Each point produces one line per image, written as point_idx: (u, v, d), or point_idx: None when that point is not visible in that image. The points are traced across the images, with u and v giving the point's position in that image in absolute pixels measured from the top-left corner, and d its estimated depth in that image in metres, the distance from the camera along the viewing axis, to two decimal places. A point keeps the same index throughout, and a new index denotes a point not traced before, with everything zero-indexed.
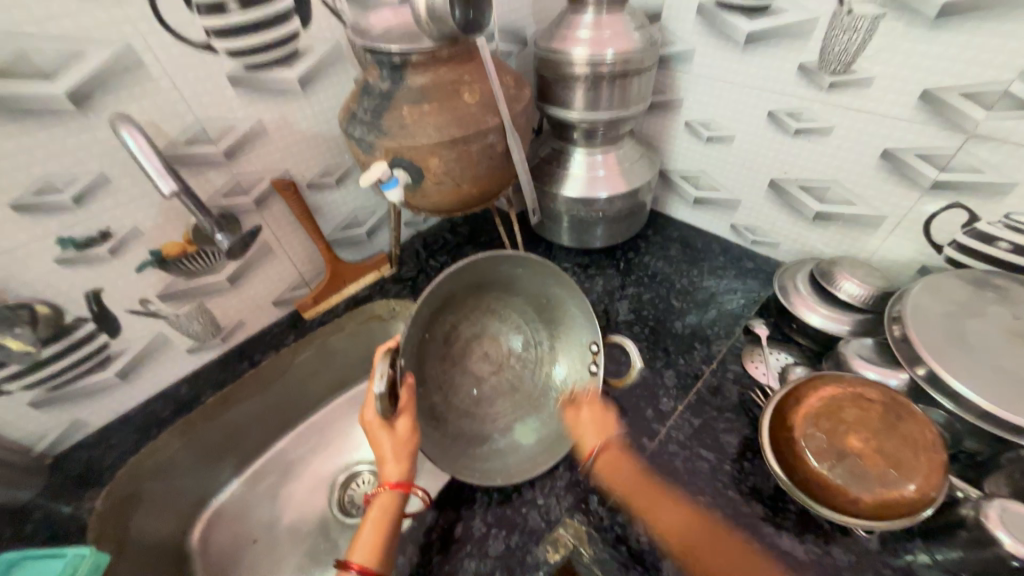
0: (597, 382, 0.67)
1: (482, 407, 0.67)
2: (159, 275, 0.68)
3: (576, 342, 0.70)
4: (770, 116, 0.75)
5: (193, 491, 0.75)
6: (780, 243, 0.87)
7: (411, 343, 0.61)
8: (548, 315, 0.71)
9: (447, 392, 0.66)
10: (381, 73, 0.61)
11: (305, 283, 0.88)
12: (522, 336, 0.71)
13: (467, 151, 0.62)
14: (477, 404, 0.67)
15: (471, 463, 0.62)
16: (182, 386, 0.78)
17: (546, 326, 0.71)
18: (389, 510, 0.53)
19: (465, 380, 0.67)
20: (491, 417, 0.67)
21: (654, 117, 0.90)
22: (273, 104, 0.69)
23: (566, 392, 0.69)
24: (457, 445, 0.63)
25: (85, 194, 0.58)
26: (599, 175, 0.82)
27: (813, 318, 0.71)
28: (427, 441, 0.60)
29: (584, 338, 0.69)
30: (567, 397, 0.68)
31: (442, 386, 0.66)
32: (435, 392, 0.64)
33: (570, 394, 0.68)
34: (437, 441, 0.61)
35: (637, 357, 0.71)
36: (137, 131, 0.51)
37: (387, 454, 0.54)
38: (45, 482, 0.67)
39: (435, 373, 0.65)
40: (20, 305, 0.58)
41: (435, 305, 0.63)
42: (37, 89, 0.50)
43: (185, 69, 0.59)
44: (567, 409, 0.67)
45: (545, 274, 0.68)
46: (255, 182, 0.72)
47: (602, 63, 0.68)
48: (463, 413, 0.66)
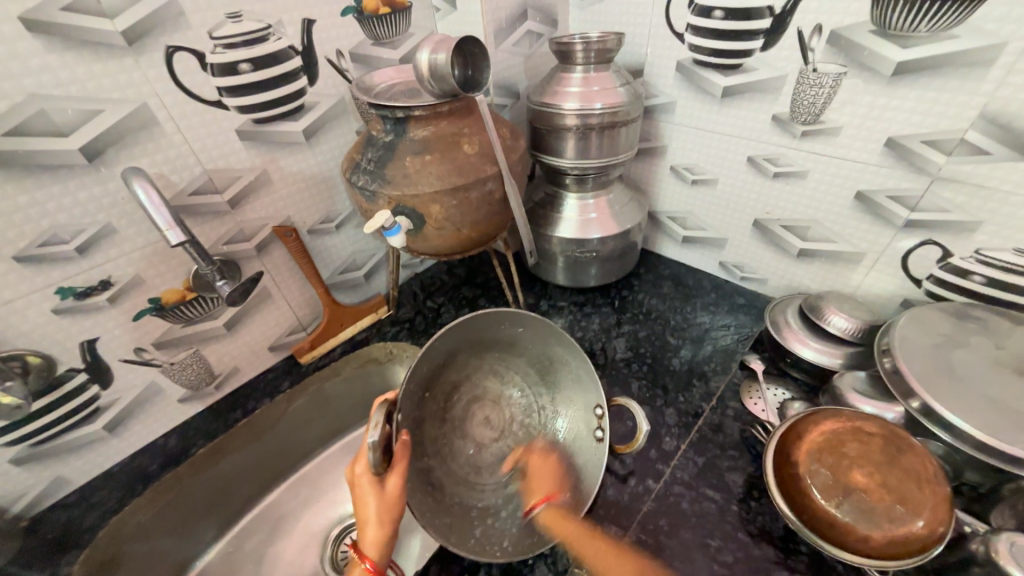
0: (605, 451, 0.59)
1: (481, 478, 0.61)
2: (156, 323, 0.68)
3: (585, 407, 0.63)
4: (750, 161, 0.80)
5: (173, 555, 0.68)
6: (767, 279, 0.90)
7: (411, 401, 0.57)
8: (555, 377, 0.66)
9: (445, 457, 0.61)
10: (384, 127, 0.64)
11: (302, 327, 0.88)
12: (525, 398, 0.66)
13: (467, 198, 0.64)
14: (476, 475, 0.61)
15: (468, 540, 0.56)
16: (172, 438, 0.76)
17: (552, 389, 0.66)
18: None
19: (464, 444, 0.63)
20: (491, 490, 0.61)
21: (641, 163, 0.96)
22: (279, 155, 0.72)
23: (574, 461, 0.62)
24: (454, 518, 0.57)
25: (89, 245, 0.58)
26: (591, 218, 0.85)
27: (806, 352, 0.72)
28: (420, 506, 0.54)
29: (592, 401, 0.63)
30: (577, 466, 0.61)
31: (441, 451, 0.61)
32: (432, 456, 0.59)
33: (579, 462, 0.61)
34: (431, 512, 0.55)
35: (642, 427, 0.58)
36: (147, 184, 0.53)
37: (369, 516, 0.49)
38: (19, 547, 0.63)
39: (433, 435, 0.61)
40: (12, 357, 0.57)
41: (433, 363, 0.59)
42: (53, 146, 0.52)
43: (197, 125, 0.62)
44: (575, 479, 0.60)
45: (548, 333, 0.64)
46: (257, 229, 0.73)
47: (591, 115, 0.72)
48: (461, 481, 0.60)
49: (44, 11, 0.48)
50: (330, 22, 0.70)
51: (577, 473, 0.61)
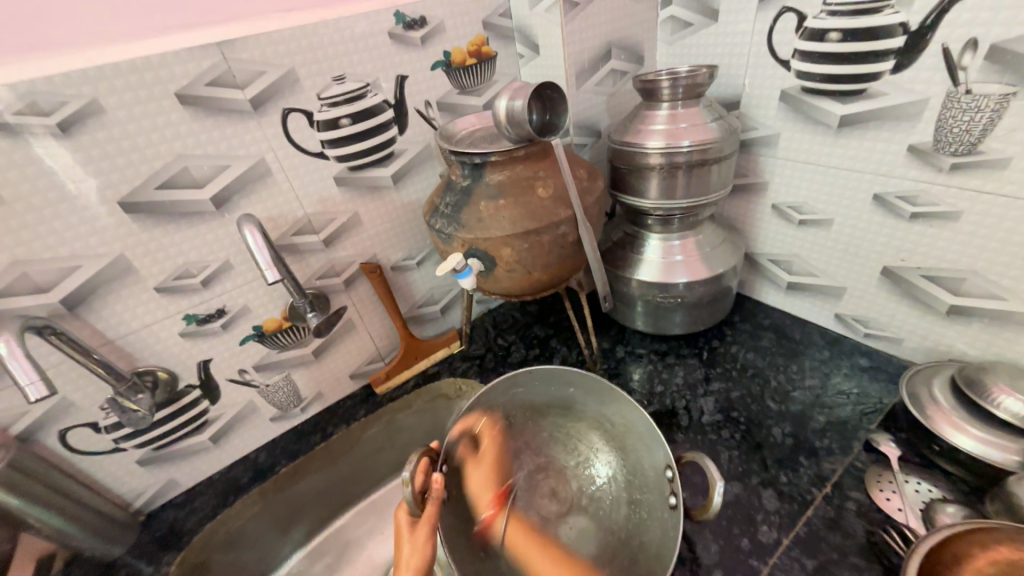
0: (678, 520, 0.52)
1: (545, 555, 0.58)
2: (257, 348, 0.76)
3: (654, 471, 0.58)
4: (877, 199, 0.68)
5: (253, 565, 0.73)
6: (902, 339, 0.74)
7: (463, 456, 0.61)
8: (619, 441, 0.64)
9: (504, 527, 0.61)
10: (463, 171, 0.66)
11: (380, 357, 0.92)
12: (595, 468, 0.64)
13: (539, 242, 0.63)
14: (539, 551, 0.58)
15: None
16: (261, 454, 0.83)
17: (622, 456, 0.63)
18: None
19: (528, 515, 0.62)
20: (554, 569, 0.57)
21: (737, 200, 0.86)
22: (369, 198, 0.77)
23: (652, 533, 0.55)
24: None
25: (211, 279, 0.67)
26: (676, 261, 0.78)
27: (962, 440, 0.57)
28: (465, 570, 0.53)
29: (659, 462, 0.57)
30: (652, 541, 0.54)
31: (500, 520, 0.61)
32: (489, 524, 0.61)
33: (657, 537, 0.54)
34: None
35: (715, 483, 0.49)
36: (255, 229, 0.59)
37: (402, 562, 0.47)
38: (135, 539, 0.72)
39: (492, 502, 0.62)
40: (146, 372, 0.67)
41: (487, 423, 0.63)
42: (190, 196, 0.61)
43: (302, 174, 0.69)
44: (651, 558, 0.53)
45: (600, 390, 0.64)
46: (346, 265, 0.79)
47: (677, 154, 0.67)
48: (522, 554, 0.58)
49: (194, 87, 0.58)
50: (422, 76, 0.75)
51: (657, 546, 0.53)
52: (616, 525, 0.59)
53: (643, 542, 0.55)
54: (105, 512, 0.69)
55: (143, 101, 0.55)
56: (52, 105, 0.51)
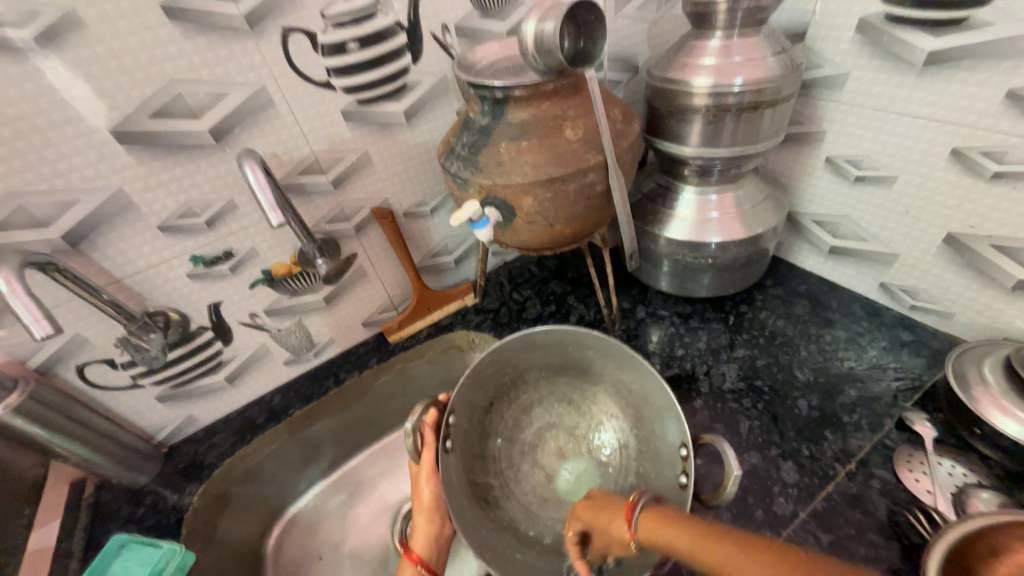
0: (687, 501, 0.50)
1: (545, 508, 0.60)
2: (268, 292, 0.74)
3: (667, 448, 0.56)
4: (955, 154, 0.59)
5: (273, 498, 0.76)
6: (954, 313, 0.68)
7: (472, 410, 0.61)
8: (636, 412, 0.61)
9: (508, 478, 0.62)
10: (482, 108, 0.59)
11: (393, 307, 0.90)
12: (607, 432, 0.63)
13: (563, 191, 0.57)
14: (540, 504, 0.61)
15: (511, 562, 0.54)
16: (277, 395, 0.84)
17: (635, 425, 0.61)
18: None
19: (535, 470, 0.63)
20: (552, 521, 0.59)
21: (785, 152, 0.77)
22: (380, 136, 0.71)
23: None
24: (511, 544, 0.56)
25: (215, 219, 0.64)
26: (711, 218, 0.71)
27: (1006, 424, 0.52)
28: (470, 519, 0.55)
29: (676, 439, 0.54)
30: None
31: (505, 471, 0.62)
32: (495, 474, 0.62)
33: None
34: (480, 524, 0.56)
35: (730, 471, 0.46)
36: (257, 167, 0.54)
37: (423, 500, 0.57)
38: (160, 469, 0.75)
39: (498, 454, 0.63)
40: (157, 312, 0.66)
41: (499, 381, 0.63)
42: (187, 127, 0.57)
43: (307, 107, 0.63)
44: None
45: (619, 359, 0.60)
46: (357, 210, 0.75)
47: (727, 94, 0.59)
48: (522, 504, 0.61)
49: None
50: None
51: None
52: (620, 489, 0.60)
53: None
54: (129, 443, 0.71)
55: (127, 15, 0.49)
56: (26, 15, 0.45)
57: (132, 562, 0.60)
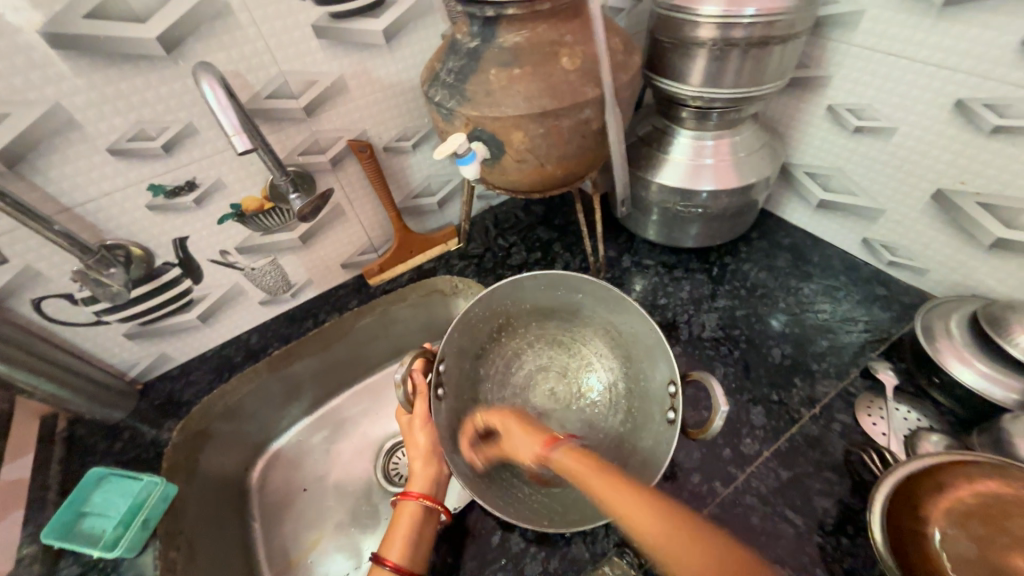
0: (674, 435, 0.52)
1: None
2: (238, 229, 0.70)
3: (656, 385, 0.58)
4: (958, 106, 0.57)
5: (254, 434, 0.77)
6: (929, 270, 0.70)
7: (463, 356, 0.61)
8: (625, 351, 0.62)
9: None
10: (471, 29, 0.54)
11: (373, 249, 0.87)
12: (595, 375, 0.64)
13: (556, 127, 0.53)
14: None
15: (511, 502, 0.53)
16: (254, 336, 0.82)
17: (624, 364, 0.62)
18: (414, 523, 0.53)
19: (527, 410, 0.64)
20: None
21: (787, 98, 0.74)
22: (356, 58, 0.64)
23: (643, 440, 0.57)
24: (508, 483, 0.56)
25: (174, 144, 0.58)
26: (705, 165, 0.69)
27: (964, 374, 0.56)
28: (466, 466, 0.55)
29: (664, 375, 0.56)
30: (642, 447, 0.56)
31: (497, 413, 0.63)
32: None
33: (647, 442, 0.56)
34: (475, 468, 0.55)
35: (716, 407, 0.48)
36: (216, 83, 0.48)
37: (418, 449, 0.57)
38: (135, 405, 0.74)
39: (491, 397, 0.64)
40: (118, 246, 0.61)
41: (490, 325, 0.63)
42: (131, 33, 0.50)
43: (272, 17, 0.56)
44: (639, 461, 0.55)
45: (608, 299, 0.61)
46: (332, 141, 0.69)
47: (736, 27, 0.54)
48: None
49: None
50: None
51: (647, 452, 0.55)
52: (609, 427, 0.61)
53: (635, 447, 0.57)
54: (99, 379, 0.69)
55: None
56: None
57: (111, 493, 0.60)
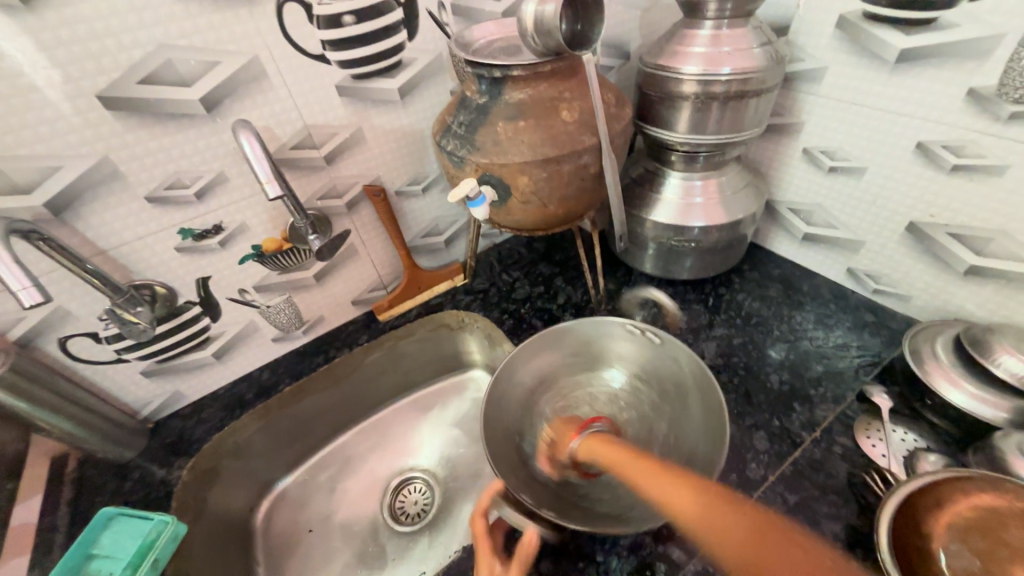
0: (714, 393, 0.57)
1: None
2: (257, 268, 0.73)
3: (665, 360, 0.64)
4: (920, 148, 0.63)
5: (260, 473, 0.77)
6: (911, 297, 0.74)
7: (498, 437, 0.61)
8: (621, 353, 0.69)
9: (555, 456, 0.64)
10: (479, 87, 0.60)
11: (383, 286, 0.90)
12: (615, 391, 0.69)
13: (558, 171, 0.59)
14: None
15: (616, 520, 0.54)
16: (266, 372, 0.84)
17: (631, 364, 0.68)
18: None
19: None
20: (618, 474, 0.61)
21: (766, 141, 0.81)
22: (373, 112, 0.71)
23: (693, 415, 0.60)
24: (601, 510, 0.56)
25: (205, 191, 0.63)
26: (695, 203, 0.75)
27: (955, 395, 0.58)
28: (565, 517, 0.54)
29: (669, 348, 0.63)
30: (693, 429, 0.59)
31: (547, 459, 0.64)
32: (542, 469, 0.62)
33: (696, 418, 0.59)
34: (571, 513, 0.55)
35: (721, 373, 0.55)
36: (252, 137, 0.54)
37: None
38: (146, 444, 0.74)
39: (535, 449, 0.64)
40: (144, 286, 0.65)
41: (503, 392, 0.64)
42: (177, 95, 0.55)
43: (302, 80, 0.63)
44: (700, 433, 0.58)
45: (593, 316, 0.67)
46: (349, 186, 0.75)
47: (715, 82, 0.61)
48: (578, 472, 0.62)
49: None
50: None
51: (702, 420, 0.58)
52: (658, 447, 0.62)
53: (690, 455, 0.58)
54: (114, 418, 0.70)
55: None
56: None
57: (121, 534, 0.60)
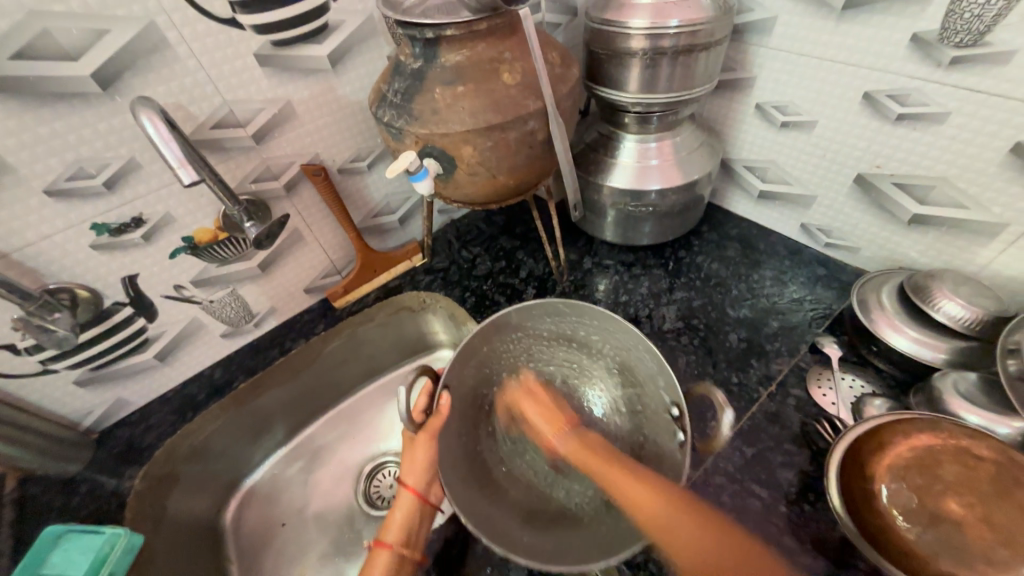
0: (666, 373, 0.55)
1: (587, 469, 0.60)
2: (192, 262, 0.68)
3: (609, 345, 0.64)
4: (867, 98, 0.63)
5: (224, 474, 0.74)
6: (860, 248, 0.76)
7: (468, 478, 0.58)
8: (569, 348, 0.68)
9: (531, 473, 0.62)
10: (413, 50, 0.55)
11: (336, 271, 0.86)
12: (574, 390, 0.67)
13: (505, 139, 0.55)
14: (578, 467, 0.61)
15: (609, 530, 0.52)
16: (217, 370, 0.79)
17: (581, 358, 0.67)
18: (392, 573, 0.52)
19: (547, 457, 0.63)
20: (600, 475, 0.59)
21: (719, 99, 0.80)
22: (302, 83, 0.65)
23: (650, 393, 0.59)
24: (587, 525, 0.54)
25: (116, 180, 0.57)
26: (651, 166, 0.73)
27: (900, 341, 0.61)
28: (555, 547, 0.51)
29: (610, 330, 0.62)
30: (653, 411, 0.59)
31: (524, 479, 0.61)
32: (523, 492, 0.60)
33: (654, 398, 0.59)
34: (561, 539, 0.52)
35: (722, 414, 0.51)
36: (156, 117, 0.48)
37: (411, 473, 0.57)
38: (91, 456, 0.70)
39: (510, 471, 0.62)
40: (61, 290, 0.59)
41: (459, 428, 0.61)
42: (62, 71, 0.49)
43: (213, 48, 0.56)
44: (659, 410, 0.57)
45: (532, 319, 0.65)
46: (284, 167, 0.69)
47: (663, 37, 0.58)
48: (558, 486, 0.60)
49: None
50: None
51: (659, 396, 0.57)
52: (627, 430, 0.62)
53: (653, 425, 0.58)
54: (49, 432, 0.66)
55: None
56: None
57: (73, 551, 0.56)
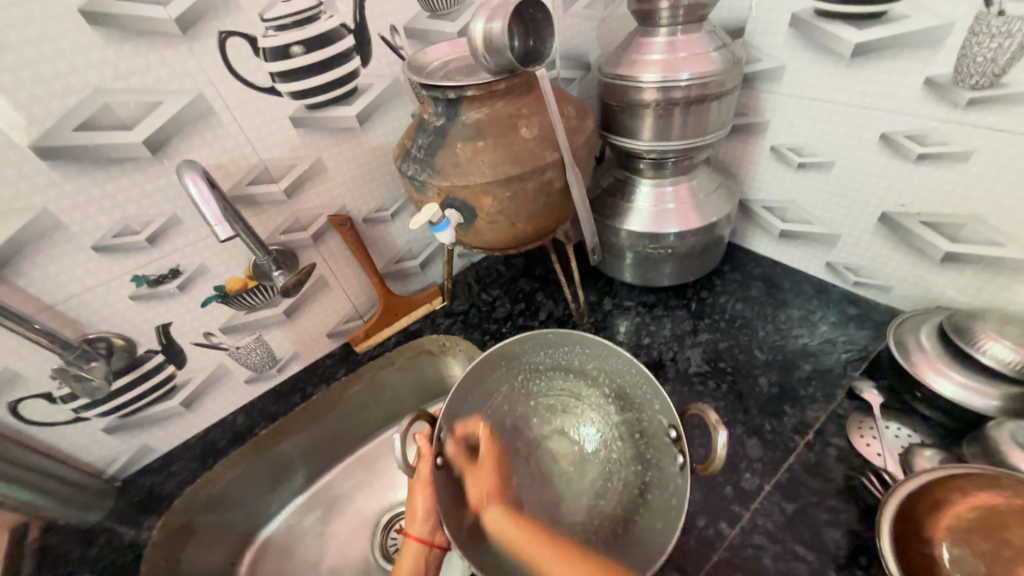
0: (664, 399, 0.54)
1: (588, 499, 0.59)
2: (222, 310, 0.70)
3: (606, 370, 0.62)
4: (885, 139, 0.63)
5: (240, 524, 0.72)
6: (891, 287, 0.73)
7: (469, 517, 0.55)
8: (562, 374, 0.66)
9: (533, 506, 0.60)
10: (436, 109, 0.59)
11: (359, 316, 0.88)
12: (570, 417, 0.65)
13: (523, 189, 0.57)
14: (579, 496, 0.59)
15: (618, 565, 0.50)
16: (240, 416, 0.80)
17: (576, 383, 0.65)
18: None
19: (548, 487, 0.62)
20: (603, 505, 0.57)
21: (734, 142, 0.81)
22: (332, 141, 0.69)
23: (648, 419, 0.58)
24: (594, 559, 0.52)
25: (158, 235, 0.60)
26: (668, 209, 0.74)
27: (944, 386, 0.57)
28: None
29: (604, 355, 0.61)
30: (653, 438, 0.57)
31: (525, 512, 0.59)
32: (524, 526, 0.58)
33: (655, 425, 0.57)
34: None
35: (715, 433, 0.45)
36: (198, 177, 0.51)
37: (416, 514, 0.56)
38: (113, 504, 0.70)
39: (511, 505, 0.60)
40: (99, 339, 0.61)
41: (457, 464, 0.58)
42: (118, 139, 0.53)
43: (253, 114, 0.61)
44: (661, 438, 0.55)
45: (527, 347, 0.63)
46: (313, 218, 0.73)
47: (675, 89, 0.61)
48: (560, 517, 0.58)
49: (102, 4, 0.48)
50: None
51: (659, 425, 0.55)
52: (629, 456, 0.59)
53: (655, 448, 0.56)
54: (75, 480, 0.66)
55: (40, 21, 0.46)
56: None
57: None
